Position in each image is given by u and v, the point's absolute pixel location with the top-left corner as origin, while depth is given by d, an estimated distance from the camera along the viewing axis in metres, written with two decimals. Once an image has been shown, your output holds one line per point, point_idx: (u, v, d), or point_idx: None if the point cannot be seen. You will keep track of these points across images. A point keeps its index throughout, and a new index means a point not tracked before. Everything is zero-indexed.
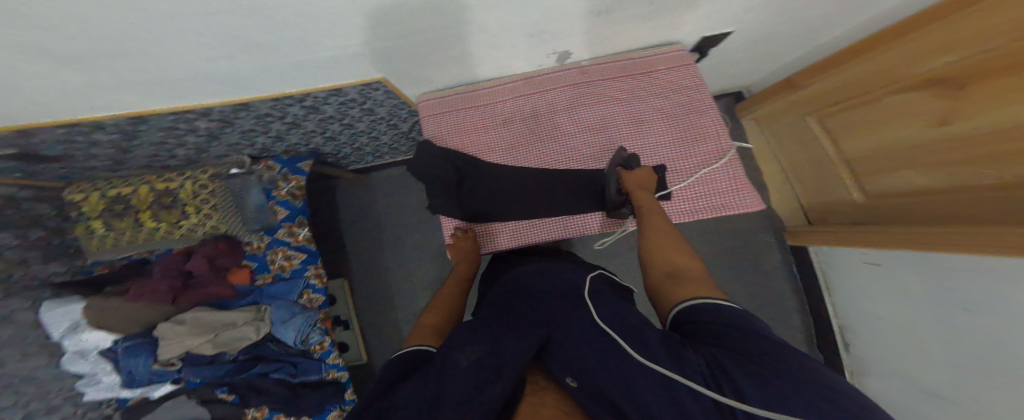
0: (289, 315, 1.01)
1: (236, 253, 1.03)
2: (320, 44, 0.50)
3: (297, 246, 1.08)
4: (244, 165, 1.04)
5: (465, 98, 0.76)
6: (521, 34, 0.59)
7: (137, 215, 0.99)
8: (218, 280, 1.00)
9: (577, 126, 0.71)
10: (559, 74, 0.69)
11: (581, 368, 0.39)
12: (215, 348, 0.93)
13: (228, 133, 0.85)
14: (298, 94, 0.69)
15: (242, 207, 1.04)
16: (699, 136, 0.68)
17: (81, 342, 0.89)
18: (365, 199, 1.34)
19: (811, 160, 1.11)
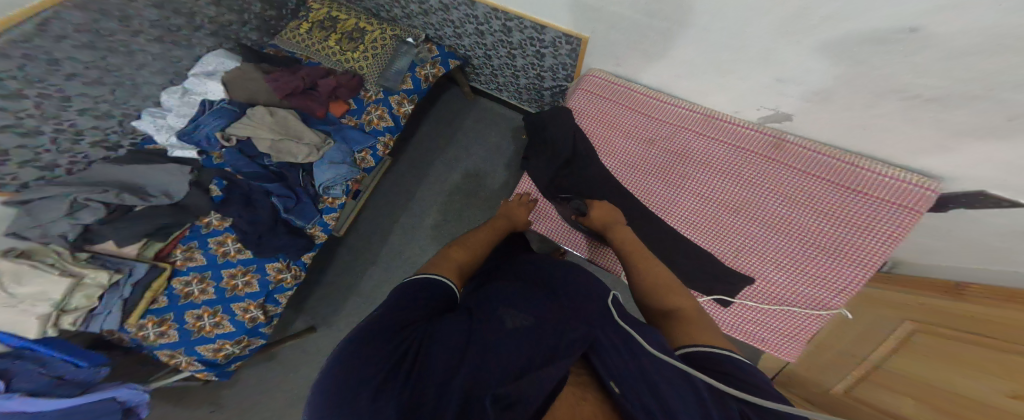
0: (339, 159, 1.03)
1: (354, 91, 1.13)
2: None
3: (393, 114, 1.13)
4: (418, 37, 1.17)
5: (636, 98, 0.70)
6: (765, 75, 0.52)
7: (330, 34, 1.20)
8: (324, 101, 1.09)
9: (703, 178, 0.59)
10: (744, 129, 0.59)
11: (625, 373, 0.29)
12: (268, 149, 0.98)
13: (434, 15, 1.04)
14: (513, 13, 0.81)
15: (390, 65, 1.15)
16: (816, 281, 0.51)
17: (198, 85, 1.05)
18: (457, 115, 1.31)
19: (845, 352, 0.65)
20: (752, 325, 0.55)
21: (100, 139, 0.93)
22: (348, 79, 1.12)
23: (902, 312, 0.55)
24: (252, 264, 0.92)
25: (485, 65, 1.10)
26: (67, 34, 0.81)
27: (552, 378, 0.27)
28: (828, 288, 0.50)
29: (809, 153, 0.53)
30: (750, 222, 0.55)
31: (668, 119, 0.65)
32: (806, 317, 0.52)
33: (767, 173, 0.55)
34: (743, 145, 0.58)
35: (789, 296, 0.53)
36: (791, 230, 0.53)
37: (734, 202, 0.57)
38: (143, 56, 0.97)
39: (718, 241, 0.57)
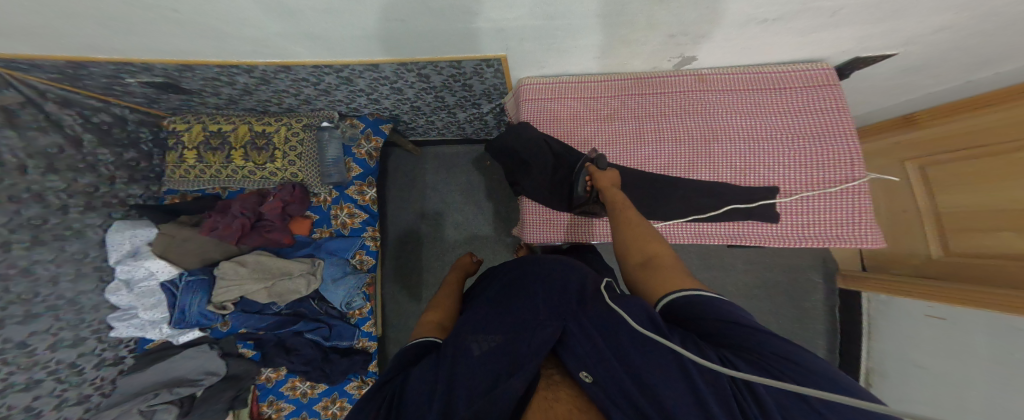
0: (340, 274, 1.05)
1: (305, 202, 1.05)
2: (481, 16, 0.55)
3: (362, 205, 1.11)
4: (333, 120, 1.04)
5: (573, 88, 0.76)
6: (660, 35, 0.59)
7: (230, 152, 0.97)
8: (282, 227, 1.01)
9: (682, 133, 0.70)
10: (675, 79, 0.71)
11: (597, 362, 0.38)
12: (268, 298, 0.98)
13: (340, 90, 0.91)
14: (424, 62, 0.75)
15: (322, 159, 1.04)
16: (822, 163, 0.64)
17: (133, 270, 0.92)
18: (414, 173, 1.32)
19: (901, 215, 0.95)
20: (809, 229, 0.65)
21: (96, 359, 0.93)
22: (290, 192, 1.01)
23: (918, 165, 0.88)
24: (334, 391, 1.09)
25: (417, 116, 1.09)
26: None
27: (517, 390, 0.35)
28: (827, 166, 0.63)
29: (741, 75, 0.68)
30: (736, 144, 0.67)
31: (621, 94, 0.73)
32: (846, 199, 0.62)
33: (717, 104, 0.69)
34: (687, 91, 0.71)
35: (813, 187, 0.64)
36: (768, 136, 0.66)
37: (719, 133, 0.68)
38: (43, 267, 0.82)
39: (730, 170, 0.68)
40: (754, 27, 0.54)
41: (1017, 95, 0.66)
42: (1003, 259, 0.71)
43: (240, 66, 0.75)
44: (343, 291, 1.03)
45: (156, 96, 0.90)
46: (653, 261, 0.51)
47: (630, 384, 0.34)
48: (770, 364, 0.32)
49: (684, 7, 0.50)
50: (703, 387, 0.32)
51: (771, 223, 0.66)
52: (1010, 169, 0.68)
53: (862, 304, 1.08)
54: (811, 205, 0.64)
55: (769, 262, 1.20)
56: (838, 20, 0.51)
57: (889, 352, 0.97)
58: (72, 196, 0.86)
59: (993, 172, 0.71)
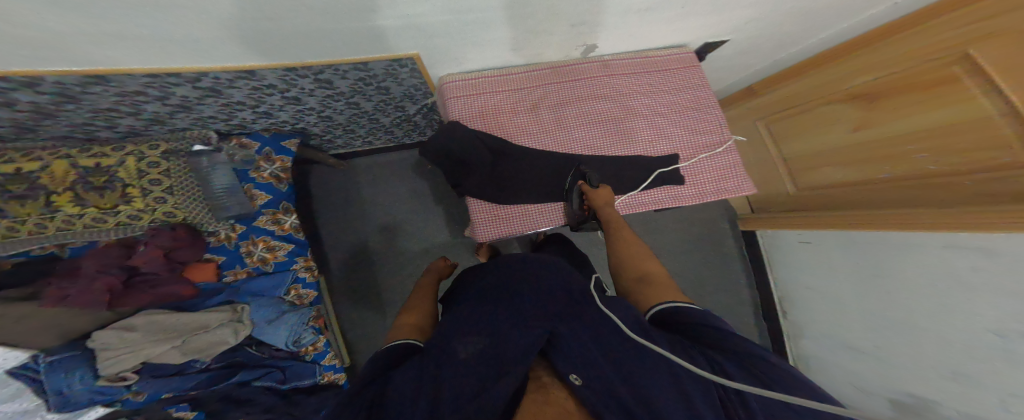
0: (277, 314, 0.92)
1: (197, 245, 0.86)
2: (381, 14, 0.50)
3: (282, 235, 0.96)
4: (210, 141, 0.86)
5: (494, 81, 0.75)
6: (563, 24, 0.63)
7: (54, 199, 0.68)
8: (175, 277, 0.83)
9: (598, 116, 0.76)
10: (584, 66, 0.77)
11: (586, 366, 0.41)
12: (184, 356, 0.79)
13: (206, 106, 0.74)
14: (319, 66, 0.66)
15: (210, 191, 0.85)
16: (705, 129, 0.77)
17: None
18: (346, 188, 1.30)
19: (761, 164, 1.17)
20: (708, 186, 0.77)
21: None
22: (169, 236, 0.80)
23: (767, 121, 1.10)
24: None
25: (326, 125, 0.97)
26: None
27: (503, 393, 0.38)
28: (709, 131, 0.77)
29: (641, 58, 0.77)
30: (643, 120, 0.76)
31: (541, 84, 0.76)
32: (726, 156, 0.77)
33: (623, 85, 0.77)
34: (596, 76, 0.77)
35: (705, 149, 0.77)
36: (666, 110, 0.77)
37: (631, 112, 0.76)
38: None
39: (646, 142, 0.76)
40: (636, 15, 0.62)
41: (840, 56, 0.87)
42: (840, 186, 0.94)
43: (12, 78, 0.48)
44: (285, 331, 0.92)
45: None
46: (646, 278, 0.61)
47: (623, 391, 0.39)
48: (751, 370, 0.41)
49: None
50: (696, 395, 0.39)
51: (681, 185, 0.76)
52: (851, 114, 0.87)
53: (758, 239, 1.30)
54: (705, 165, 0.77)
55: (685, 215, 1.34)
56: (688, 10, 0.61)
57: (787, 279, 1.20)
58: None
59: (838, 117, 0.90)
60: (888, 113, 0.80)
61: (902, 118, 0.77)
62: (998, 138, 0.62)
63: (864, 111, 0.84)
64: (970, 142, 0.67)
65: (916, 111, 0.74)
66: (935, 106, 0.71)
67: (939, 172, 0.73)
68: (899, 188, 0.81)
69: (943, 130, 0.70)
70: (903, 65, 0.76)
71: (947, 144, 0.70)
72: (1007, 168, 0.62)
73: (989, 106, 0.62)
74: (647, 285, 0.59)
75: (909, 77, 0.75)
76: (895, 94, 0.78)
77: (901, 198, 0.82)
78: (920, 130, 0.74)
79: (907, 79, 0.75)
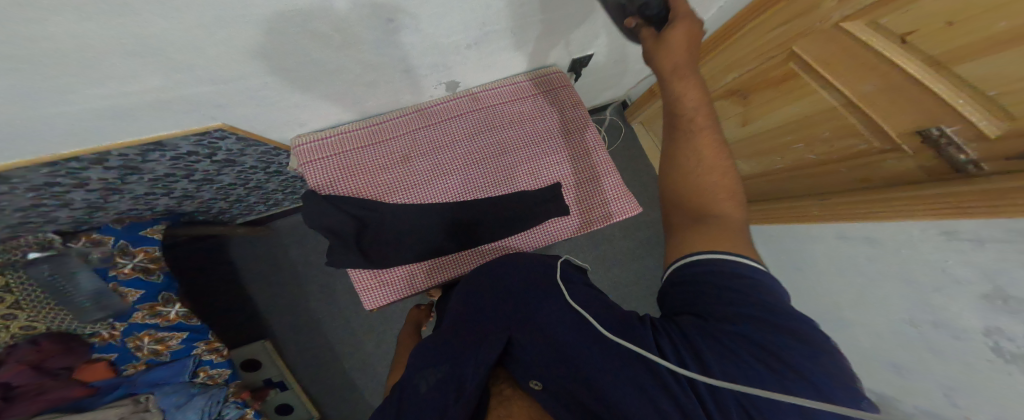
0: (185, 399, 0.84)
1: (76, 348, 0.73)
2: (138, 86, 0.43)
3: (170, 325, 0.86)
4: (51, 245, 0.72)
5: (355, 138, 0.71)
6: (397, 71, 0.62)
7: None
8: (60, 381, 0.71)
9: (476, 155, 0.72)
10: (449, 105, 0.74)
11: (540, 365, 0.37)
12: None
13: (2, 215, 0.62)
14: (96, 154, 0.56)
15: (68, 298, 0.72)
16: (583, 151, 0.76)
17: None
18: (270, 254, 1.23)
19: None
20: (594, 211, 0.75)
21: None
22: (32, 349, 0.67)
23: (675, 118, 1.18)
24: None
25: (188, 201, 0.91)
26: None
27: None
28: (591, 152, 0.76)
29: (500, 89, 0.76)
30: (521, 151, 0.73)
31: (411, 129, 0.72)
32: (610, 179, 0.76)
33: (493, 118, 0.74)
34: (466, 114, 0.73)
35: (589, 172, 0.75)
36: (542, 137, 0.74)
37: (505, 145, 0.73)
38: None
39: (521, 174, 0.72)
40: (465, 51, 0.63)
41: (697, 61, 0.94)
42: (751, 177, 1.00)
43: None
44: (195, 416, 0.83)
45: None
46: (709, 219, 0.41)
47: (578, 387, 0.33)
48: (748, 349, 0.28)
49: (377, 47, 0.53)
50: (653, 384, 0.29)
51: (568, 215, 0.74)
52: (736, 110, 0.94)
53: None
54: (590, 190, 0.75)
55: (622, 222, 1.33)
56: (521, 39, 0.66)
57: None
58: None
59: (730, 114, 0.97)
60: (753, 110, 0.88)
61: (764, 115, 0.85)
62: (849, 126, 0.66)
63: (741, 107, 0.91)
64: (828, 133, 0.71)
65: (778, 107, 0.80)
66: (784, 100, 0.77)
67: (828, 158, 0.75)
68: (801, 174, 0.84)
69: (800, 120, 0.76)
70: (743, 68, 0.83)
71: (812, 136, 0.75)
72: (868, 154, 0.66)
73: (831, 97, 0.66)
74: (706, 226, 0.40)
75: (750, 78, 0.82)
76: (748, 94, 0.86)
77: (801, 187, 0.85)
78: (786, 123, 0.80)
79: (750, 79, 0.83)
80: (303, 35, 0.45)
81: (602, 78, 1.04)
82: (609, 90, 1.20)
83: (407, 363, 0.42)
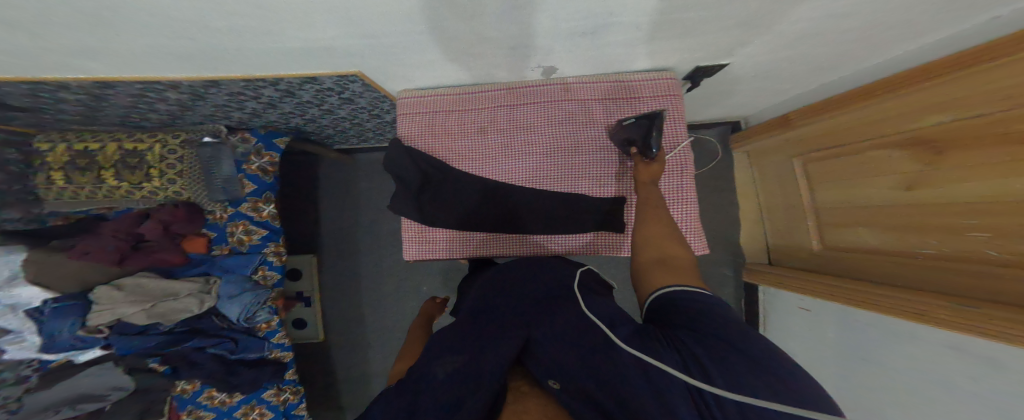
0: (237, 291, 0.99)
1: (195, 220, 0.99)
2: (287, 34, 0.48)
3: (261, 221, 1.06)
4: (218, 134, 0.97)
5: (447, 100, 0.73)
6: (501, 47, 0.59)
7: (101, 174, 0.86)
8: (171, 246, 0.96)
9: (547, 146, 0.70)
10: (542, 89, 0.71)
11: (558, 366, 0.35)
12: (148, 318, 0.86)
13: (203, 107, 0.82)
14: (271, 78, 0.66)
15: (210, 176, 0.96)
16: (668, 172, 0.68)
17: (15, 296, 0.80)
18: (347, 180, 1.38)
19: (791, 208, 1.06)
20: None
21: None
22: (171, 211, 0.94)
23: (798, 157, 1.00)
24: (252, 399, 1.08)
25: (312, 124, 1.03)
26: None
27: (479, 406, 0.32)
28: (676, 175, 0.68)
29: (598, 84, 0.69)
30: (596, 155, 0.69)
31: (492, 105, 0.72)
32: (687, 209, 0.68)
33: (579, 113, 0.70)
34: (554, 102, 0.70)
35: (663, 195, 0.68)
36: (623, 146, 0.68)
37: (578, 145, 0.70)
38: None
39: (585, 178, 0.69)
40: (580, 38, 0.56)
41: (870, 92, 0.72)
42: (869, 252, 0.81)
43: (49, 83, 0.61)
44: (238, 308, 0.97)
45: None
46: (668, 261, 0.48)
47: (589, 382, 0.32)
48: (744, 367, 0.28)
49: (494, 25, 0.50)
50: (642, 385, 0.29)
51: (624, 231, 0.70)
52: (900, 166, 0.71)
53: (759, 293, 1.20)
54: None
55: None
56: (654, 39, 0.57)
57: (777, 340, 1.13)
58: None
59: (886, 168, 0.74)
60: (930, 172, 0.65)
61: (934, 183, 0.64)
62: None
63: (915, 164, 0.68)
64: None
65: (966, 175, 0.58)
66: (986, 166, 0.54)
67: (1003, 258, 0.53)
68: (951, 270, 0.62)
69: (992, 202, 0.54)
70: (943, 113, 0.60)
71: (1001, 224, 0.53)
72: None
73: None
74: (659, 268, 0.47)
75: (949, 127, 0.59)
76: (931, 149, 0.64)
77: (947, 285, 0.64)
78: (967, 199, 0.58)
79: (949, 129, 0.59)
80: (433, 7, 0.43)
81: (727, 92, 0.90)
82: (725, 107, 1.05)
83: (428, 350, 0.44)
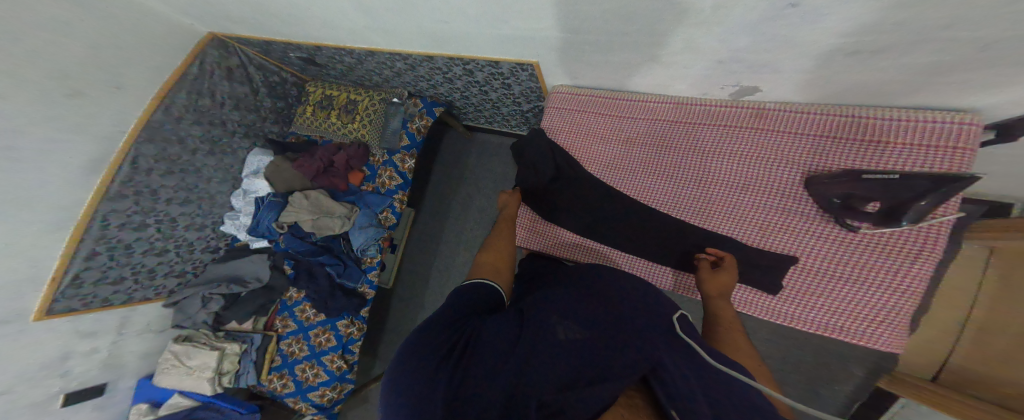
0: (366, 224, 1.17)
1: (363, 158, 1.24)
2: (507, 23, 0.59)
3: (400, 171, 1.24)
4: (402, 97, 1.21)
5: (601, 102, 0.71)
6: (709, 60, 0.51)
7: (330, 112, 1.24)
8: (343, 175, 1.22)
9: (703, 174, 0.61)
10: (716, 110, 0.61)
11: (683, 397, 0.30)
12: (311, 227, 1.13)
13: (409, 73, 1.07)
14: (467, 58, 0.82)
15: (385, 127, 1.21)
16: (878, 244, 0.48)
17: (251, 184, 1.20)
18: (460, 156, 1.54)
19: None
20: (824, 314, 0.54)
21: (205, 245, 1.21)
22: (355, 149, 1.22)
23: None
24: (327, 323, 1.16)
25: (466, 101, 1.20)
26: (151, 166, 1.02)
27: (599, 399, 0.30)
28: (893, 253, 0.48)
29: (801, 115, 0.54)
30: (768, 200, 0.56)
31: (649, 117, 0.66)
32: (893, 297, 0.49)
33: (761, 147, 0.57)
34: (727, 126, 0.60)
35: (852, 269, 0.51)
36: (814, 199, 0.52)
37: (746, 183, 0.57)
38: (207, 170, 1.15)
39: (741, 223, 0.58)
40: (810, 62, 0.44)
41: None
42: None
43: (354, 51, 0.97)
44: (362, 239, 1.15)
45: (304, 66, 1.22)
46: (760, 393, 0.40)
47: None
48: None
49: (710, 45, 0.46)
50: None
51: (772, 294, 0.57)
52: None
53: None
54: (835, 288, 0.52)
55: (830, 356, 0.94)
56: (943, 71, 0.40)
57: None
58: (240, 126, 1.21)
59: None
60: None
61: None
62: None
63: None
64: None
65: None
66: None
67: None
68: None
69: None
70: None
71: None
72: None
73: None
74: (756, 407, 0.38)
75: None
76: None
77: None
78: None
79: None
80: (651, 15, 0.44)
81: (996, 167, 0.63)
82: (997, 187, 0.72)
83: (543, 303, 0.45)
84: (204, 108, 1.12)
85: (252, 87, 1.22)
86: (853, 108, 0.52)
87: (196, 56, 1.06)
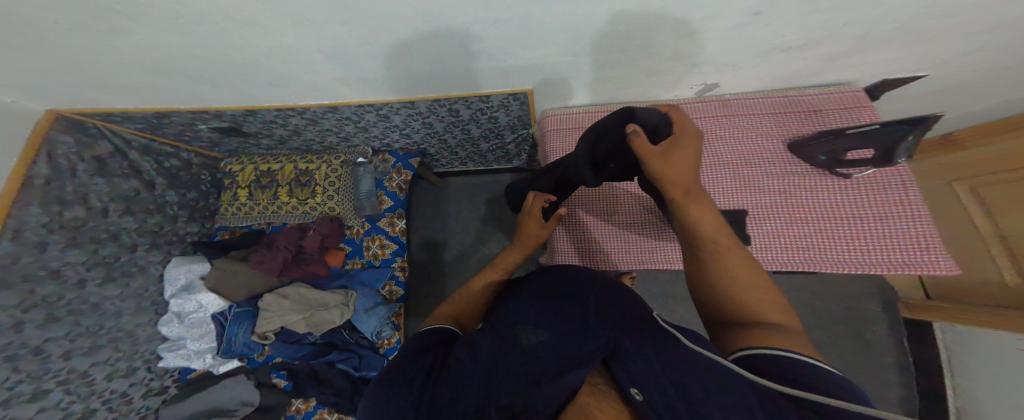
0: (372, 305, 1.05)
1: (337, 234, 1.11)
2: (514, 53, 0.60)
3: (392, 236, 1.14)
4: (367, 155, 1.14)
5: (595, 117, 0.78)
6: (686, 64, 0.62)
7: (277, 190, 1.11)
8: (319, 259, 1.08)
9: (714, 158, 0.68)
10: (697, 106, 0.72)
11: (643, 369, 0.28)
12: (307, 327, 0.99)
13: (377, 127, 1.00)
14: (457, 97, 0.81)
15: (356, 193, 1.13)
16: (875, 185, 0.62)
17: (184, 304, 1.01)
18: (437, 203, 1.49)
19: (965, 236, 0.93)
20: (874, 254, 0.61)
21: (144, 389, 1.01)
22: (324, 227, 1.09)
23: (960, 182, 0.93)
24: None
25: (441, 147, 1.18)
26: (22, 318, 0.77)
27: (558, 394, 0.27)
28: (888, 188, 0.61)
29: (762, 100, 0.69)
30: (775, 167, 0.66)
31: None
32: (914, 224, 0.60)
33: (751, 128, 0.69)
34: (714, 117, 0.71)
35: (872, 208, 0.62)
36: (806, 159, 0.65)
37: (752, 158, 0.68)
38: (110, 303, 0.93)
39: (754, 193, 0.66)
40: (777, 54, 0.57)
41: None
42: None
43: (295, 109, 0.85)
44: (373, 322, 1.03)
45: (219, 141, 1.05)
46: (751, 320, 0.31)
47: (668, 389, 0.25)
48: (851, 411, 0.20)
49: (708, 45, 0.55)
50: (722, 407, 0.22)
51: (828, 247, 0.62)
52: None
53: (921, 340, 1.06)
54: (868, 228, 0.62)
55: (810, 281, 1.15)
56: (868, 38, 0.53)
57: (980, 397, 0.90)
58: (141, 236, 1.00)
59: None
60: None
61: None
62: None
63: None
64: None
65: None
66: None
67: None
68: None
69: None
70: None
71: None
72: None
73: None
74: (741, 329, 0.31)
75: None
76: None
77: None
78: None
79: None
80: (660, 23, 0.50)
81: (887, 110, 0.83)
82: None
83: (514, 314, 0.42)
84: (84, 223, 0.88)
85: (138, 178, 1.00)
86: (795, 91, 0.70)
87: (62, 151, 0.82)
